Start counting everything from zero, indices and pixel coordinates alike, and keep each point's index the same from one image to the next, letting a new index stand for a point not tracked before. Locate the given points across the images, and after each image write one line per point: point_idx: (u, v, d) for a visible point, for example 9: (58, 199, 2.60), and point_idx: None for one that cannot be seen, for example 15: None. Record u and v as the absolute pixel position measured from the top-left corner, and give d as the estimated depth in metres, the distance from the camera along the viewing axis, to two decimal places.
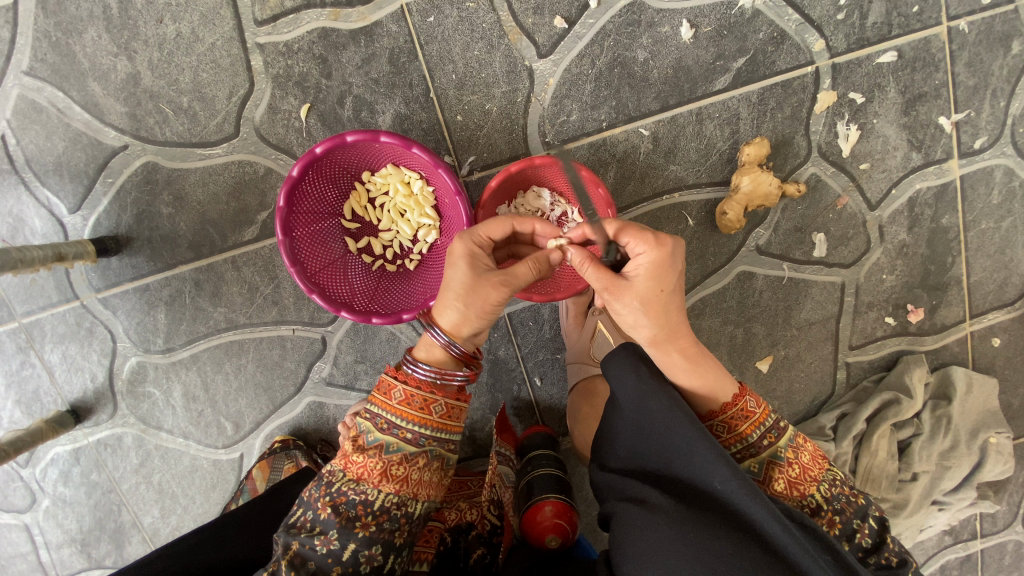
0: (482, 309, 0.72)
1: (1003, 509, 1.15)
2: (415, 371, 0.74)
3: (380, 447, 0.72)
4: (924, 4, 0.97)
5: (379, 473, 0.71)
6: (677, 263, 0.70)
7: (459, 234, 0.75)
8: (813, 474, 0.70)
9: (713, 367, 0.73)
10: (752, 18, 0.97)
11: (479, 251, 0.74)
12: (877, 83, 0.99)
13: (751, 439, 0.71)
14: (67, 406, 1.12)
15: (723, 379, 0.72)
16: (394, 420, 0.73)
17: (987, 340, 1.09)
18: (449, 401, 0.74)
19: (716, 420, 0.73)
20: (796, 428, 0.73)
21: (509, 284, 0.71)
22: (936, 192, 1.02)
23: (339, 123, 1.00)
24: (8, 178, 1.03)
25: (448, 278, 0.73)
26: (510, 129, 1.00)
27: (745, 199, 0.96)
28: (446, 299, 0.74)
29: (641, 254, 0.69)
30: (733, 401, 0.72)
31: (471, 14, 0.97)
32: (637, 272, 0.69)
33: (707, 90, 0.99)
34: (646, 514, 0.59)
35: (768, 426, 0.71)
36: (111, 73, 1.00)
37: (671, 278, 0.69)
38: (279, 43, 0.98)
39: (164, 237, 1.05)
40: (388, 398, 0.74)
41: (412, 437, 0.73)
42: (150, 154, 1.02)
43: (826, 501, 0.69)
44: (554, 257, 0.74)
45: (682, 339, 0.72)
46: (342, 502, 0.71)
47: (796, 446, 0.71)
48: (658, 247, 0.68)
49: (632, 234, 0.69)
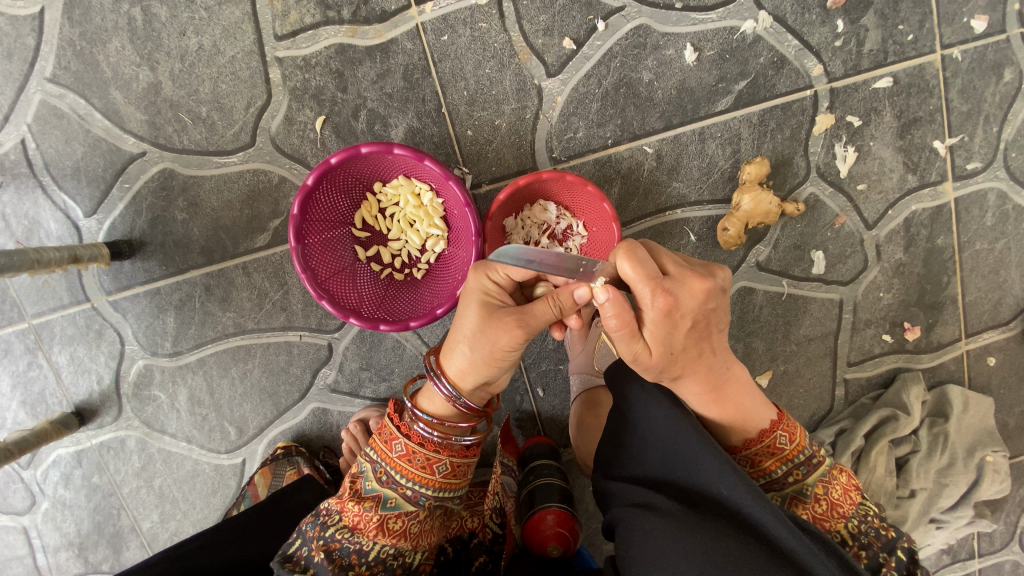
0: (487, 353, 0.69)
1: (1001, 529, 1.16)
2: (417, 426, 0.75)
3: (378, 499, 0.74)
4: (919, 32, 1.00)
5: (375, 527, 0.73)
6: (687, 312, 0.65)
7: (475, 270, 0.72)
8: (842, 510, 0.70)
9: (750, 403, 0.73)
10: (754, 43, 1.00)
11: (496, 290, 0.71)
12: (873, 107, 1.02)
13: (775, 475, 0.73)
14: (72, 407, 1.13)
15: (754, 414, 0.73)
16: (394, 475, 0.75)
17: (982, 359, 1.11)
18: (453, 460, 0.76)
19: (741, 455, 0.75)
20: (827, 462, 0.73)
21: (521, 326, 0.66)
22: (930, 213, 1.05)
23: (353, 136, 1.03)
24: (27, 182, 1.05)
25: (461, 318, 0.72)
26: (518, 144, 1.03)
27: (744, 218, 0.98)
28: (455, 341, 0.72)
29: (645, 308, 0.64)
30: (760, 436, 0.73)
31: (483, 35, 1.00)
32: (644, 324, 0.66)
33: (709, 111, 1.02)
34: (653, 518, 0.61)
35: (796, 463, 0.72)
36: (133, 82, 1.03)
37: (677, 344, 0.66)
38: (297, 57, 1.01)
39: (177, 242, 1.07)
40: (389, 449, 0.76)
41: (411, 495, 0.74)
42: (168, 161, 1.05)
43: (853, 537, 0.69)
44: (580, 295, 0.65)
45: (708, 379, 0.70)
46: (336, 548, 0.72)
47: (826, 482, 0.71)
48: (656, 311, 0.64)
49: (641, 283, 0.63)
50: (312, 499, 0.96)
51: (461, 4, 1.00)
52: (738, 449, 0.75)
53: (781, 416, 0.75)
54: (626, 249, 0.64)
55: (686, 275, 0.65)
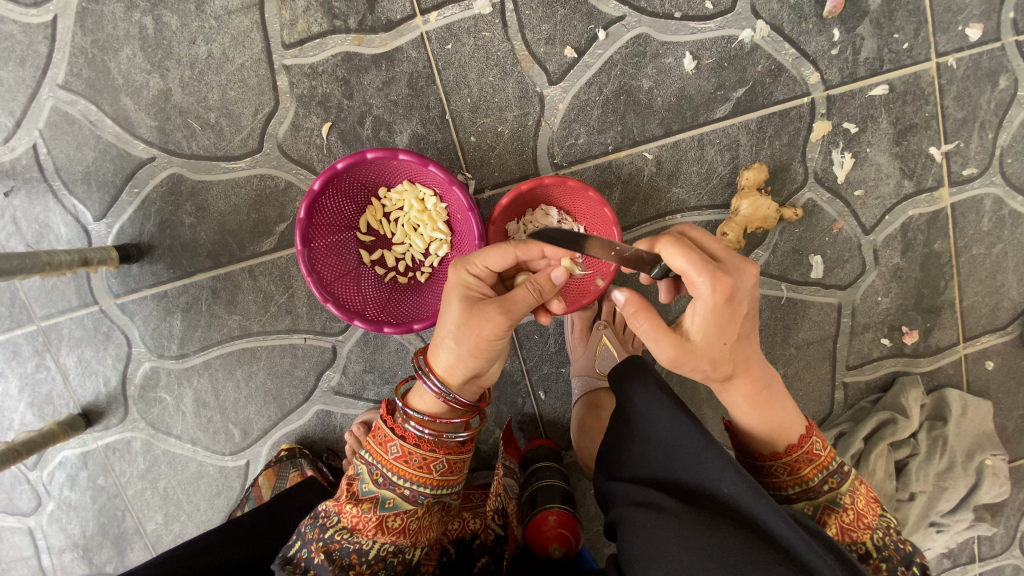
0: (473, 345, 0.70)
1: (1001, 532, 1.17)
2: (410, 426, 0.75)
3: (375, 500, 0.75)
4: (914, 41, 1.02)
5: (374, 526, 0.74)
6: (744, 299, 0.66)
7: (454, 265, 0.73)
8: (868, 521, 0.71)
9: (785, 409, 0.74)
10: (751, 51, 1.02)
11: (476, 282, 0.73)
12: (870, 114, 1.04)
13: (811, 483, 0.72)
14: (79, 409, 1.14)
15: (789, 420, 0.73)
16: (392, 476, 0.75)
17: (981, 363, 1.12)
18: (449, 458, 0.76)
19: (779, 461, 0.74)
20: (855, 473, 0.74)
21: (505, 312, 0.68)
22: (927, 218, 1.06)
23: (358, 141, 1.05)
24: (38, 186, 1.07)
25: (444, 316, 0.72)
26: (521, 150, 1.05)
27: (743, 223, 1.00)
28: (440, 338, 0.73)
29: (703, 297, 0.64)
30: (799, 442, 0.73)
31: (487, 43, 1.02)
32: (695, 318, 0.66)
33: (708, 118, 1.03)
34: (655, 516, 0.63)
35: (831, 470, 0.72)
36: (143, 89, 1.05)
37: (732, 333, 0.67)
38: (304, 65, 1.03)
39: (184, 246, 1.09)
40: (384, 451, 0.76)
41: (409, 494, 0.75)
42: (176, 167, 1.07)
43: (876, 549, 0.70)
44: (556, 277, 0.70)
45: (752, 379, 0.72)
46: (336, 549, 0.73)
47: (855, 492, 0.72)
48: (719, 296, 0.64)
49: (699, 276, 0.63)
50: (314, 500, 0.98)
51: (465, 13, 1.01)
52: (777, 456, 0.74)
53: (812, 425, 0.76)
54: (675, 244, 0.65)
55: (737, 259, 0.66)
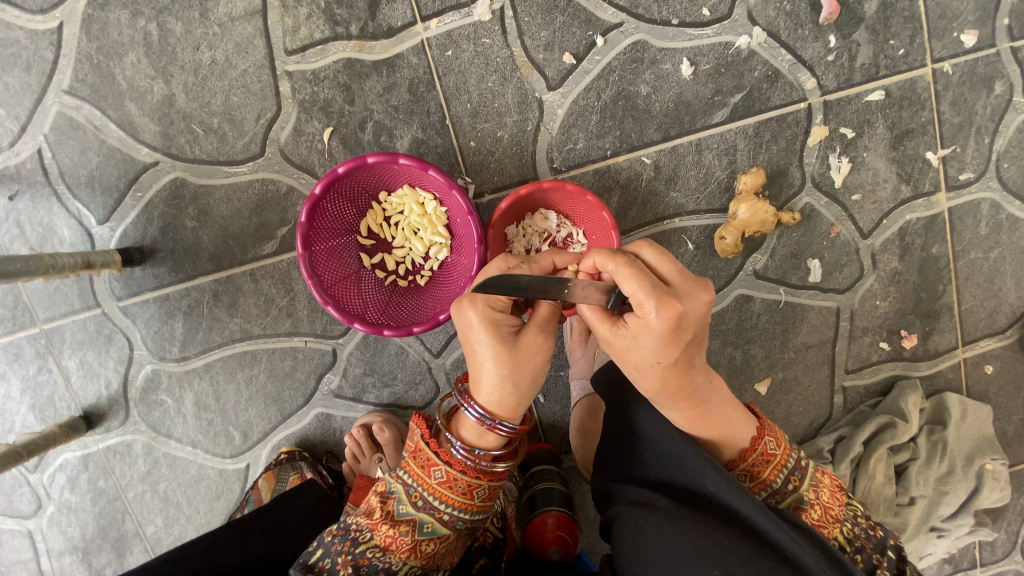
0: (530, 379, 0.66)
1: (1002, 537, 1.16)
2: (457, 453, 0.70)
3: (413, 524, 0.73)
4: (910, 47, 1.03)
5: (408, 549, 0.73)
6: (694, 323, 0.60)
7: (469, 303, 0.65)
8: (835, 513, 0.71)
9: (732, 418, 0.70)
10: (748, 57, 1.03)
11: (498, 314, 0.66)
12: (866, 119, 1.05)
13: (775, 485, 0.72)
14: (80, 411, 1.15)
15: (733, 431, 0.71)
16: (432, 500, 0.72)
17: (980, 367, 1.12)
18: (492, 484, 0.72)
19: (739, 469, 0.72)
20: (815, 464, 0.74)
21: (546, 334, 0.66)
22: (925, 222, 1.07)
23: (360, 146, 1.06)
24: (42, 190, 1.08)
25: (480, 361, 0.66)
26: (520, 155, 1.06)
27: (741, 226, 1.01)
28: (488, 385, 0.67)
29: (651, 321, 0.58)
30: (752, 445, 0.71)
31: (486, 49, 1.03)
32: (641, 337, 0.60)
33: (706, 123, 1.04)
34: (645, 513, 0.64)
35: (790, 468, 0.72)
36: (147, 94, 1.07)
37: (673, 358, 0.62)
38: (306, 71, 1.04)
39: (187, 249, 1.10)
40: (427, 475, 0.72)
41: (449, 519, 0.72)
42: (180, 171, 1.08)
43: (848, 542, 0.70)
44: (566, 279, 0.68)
45: (687, 404, 0.67)
46: (365, 564, 0.74)
47: (817, 485, 0.72)
48: (667, 322, 0.58)
49: (647, 300, 0.58)
50: (311, 502, 0.97)
51: (465, 20, 1.03)
52: (734, 464, 0.72)
53: (762, 423, 0.74)
54: (624, 267, 0.59)
55: (690, 283, 0.61)
